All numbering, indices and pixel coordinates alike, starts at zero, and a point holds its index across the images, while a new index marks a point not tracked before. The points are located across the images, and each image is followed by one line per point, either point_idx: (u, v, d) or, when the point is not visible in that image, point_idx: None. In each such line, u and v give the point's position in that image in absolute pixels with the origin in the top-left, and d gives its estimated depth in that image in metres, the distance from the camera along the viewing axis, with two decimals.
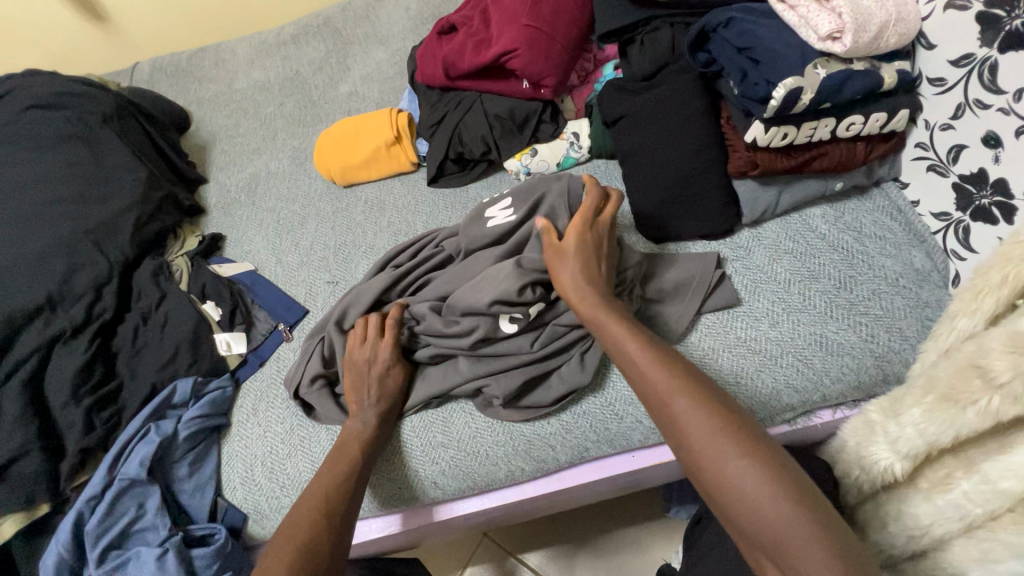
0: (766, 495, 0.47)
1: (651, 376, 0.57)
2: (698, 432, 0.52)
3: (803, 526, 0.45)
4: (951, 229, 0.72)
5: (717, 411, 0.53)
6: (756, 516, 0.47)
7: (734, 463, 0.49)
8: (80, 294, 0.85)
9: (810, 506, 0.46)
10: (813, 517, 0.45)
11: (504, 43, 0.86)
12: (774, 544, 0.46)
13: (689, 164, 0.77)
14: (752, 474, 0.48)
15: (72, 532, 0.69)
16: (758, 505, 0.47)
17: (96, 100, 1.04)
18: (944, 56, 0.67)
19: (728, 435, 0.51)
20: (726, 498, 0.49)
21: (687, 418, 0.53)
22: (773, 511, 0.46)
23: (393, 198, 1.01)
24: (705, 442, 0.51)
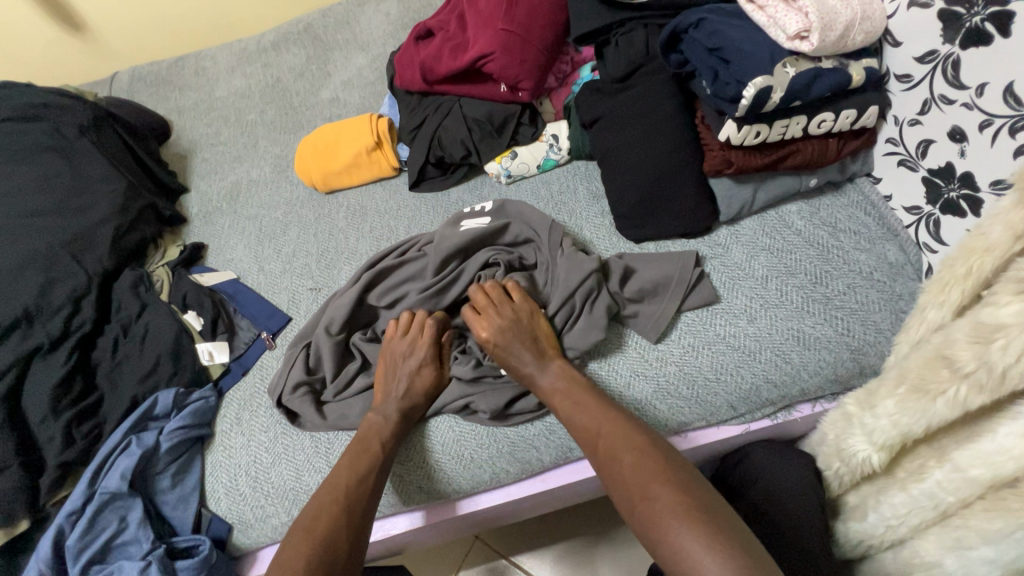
0: (673, 521, 0.53)
1: (581, 425, 0.66)
2: (622, 470, 0.60)
3: (704, 549, 0.50)
4: (922, 222, 0.73)
5: (635, 452, 0.60)
6: (665, 542, 0.52)
7: (642, 496, 0.56)
8: (58, 307, 0.85)
9: (711, 528, 0.51)
10: (715, 537, 0.50)
11: (480, 47, 0.86)
12: (682, 566, 0.51)
13: (664, 163, 0.78)
14: (662, 504, 0.54)
15: (52, 548, 0.69)
16: (668, 532, 0.53)
17: (72, 111, 1.03)
18: (909, 53, 0.68)
19: (643, 472, 0.58)
20: (643, 530, 0.55)
21: (611, 461, 0.61)
22: (676, 535, 0.52)
23: (374, 203, 1.01)
24: (626, 478, 0.59)
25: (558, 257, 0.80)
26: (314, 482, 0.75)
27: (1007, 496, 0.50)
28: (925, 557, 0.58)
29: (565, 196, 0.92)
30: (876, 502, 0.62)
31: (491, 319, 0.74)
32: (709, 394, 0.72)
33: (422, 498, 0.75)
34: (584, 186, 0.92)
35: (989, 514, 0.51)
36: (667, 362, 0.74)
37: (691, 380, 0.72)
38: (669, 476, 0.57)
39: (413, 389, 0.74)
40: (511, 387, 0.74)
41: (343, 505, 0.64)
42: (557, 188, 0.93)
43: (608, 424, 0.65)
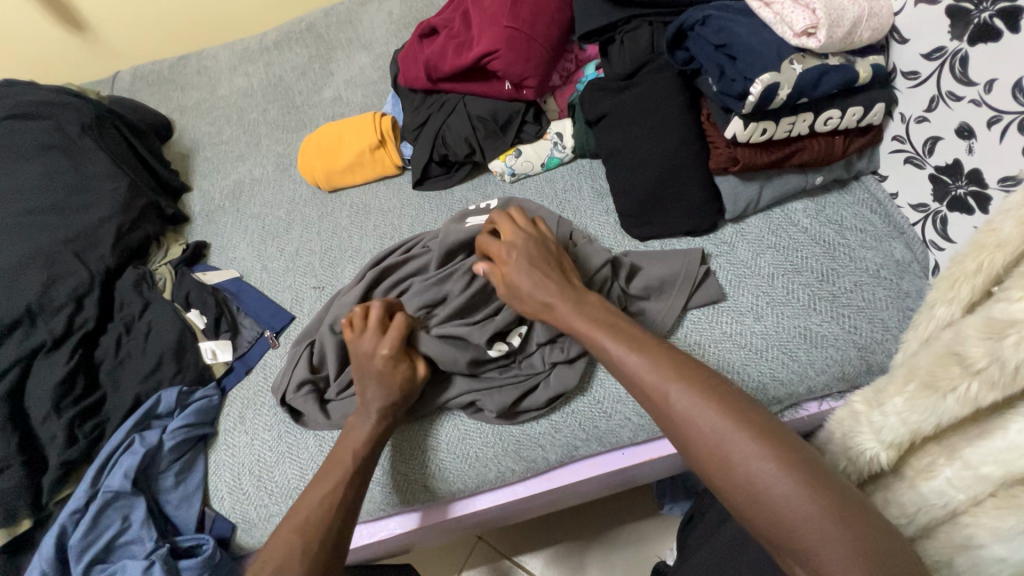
0: (779, 487, 0.45)
1: (641, 375, 0.55)
2: (703, 425, 0.49)
3: (822, 520, 0.43)
4: (929, 220, 0.73)
5: (720, 405, 0.50)
6: (769, 513, 0.45)
7: (746, 462, 0.46)
8: (61, 305, 0.84)
9: (827, 497, 0.44)
10: (831, 507, 0.43)
11: (485, 45, 0.86)
12: (790, 540, 0.44)
13: (670, 160, 0.78)
14: (766, 469, 0.46)
15: (55, 547, 0.68)
16: (772, 501, 0.45)
17: (75, 109, 1.03)
18: (916, 50, 0.68)
19: (735, 429, 0.48)
20: (744, 499, 0.46)
21: (686, 414, 0.51)
22: (795, 508, 0.44)
23: (377, 202, 1.00)
24: (710, 436, 0.49)
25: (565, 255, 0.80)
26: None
27: (1018, 493, 0.50)
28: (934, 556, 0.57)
29: (569, 195, 0.92)
30: (883, 500, 0.62)
31: (515, 232, 0.72)
32: None
33: (427, 497, 0.74)
34: (589, 184, 0.92)
35: (1000, 511, 0.51)
36: None
37: None
38: (767, 434, 0.48)
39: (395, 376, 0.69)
40: (518, 386, 0.73)
41: (309, 536, 0.59)
42: (561, 186, 0.93)
43: (676, 371, 0.53)
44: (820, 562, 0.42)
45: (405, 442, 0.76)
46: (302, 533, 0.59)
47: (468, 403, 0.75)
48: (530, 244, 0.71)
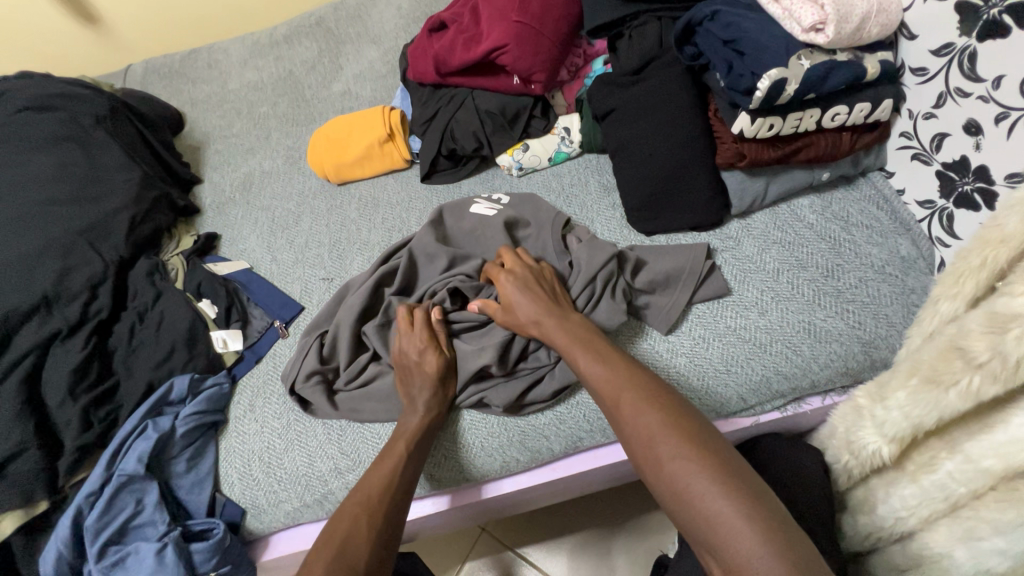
0: (699, 486, 0.50)
1: (602, 379, 0.63)
2: (642, 428, 0.56)
3: (734, 513, 0.47)
4: (935, 216, 0.73)
5: (659, 410, 0.57)
6: (690, 507, 0.50)
7: (669, 456, 0.53)
8: (76, 293, 0.86)
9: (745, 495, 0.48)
10: (741, 502, 0.48)
11: (493, 39, 0.87)
12: (702, 526, 0.49)
13: (677, 156, 0.78)
14: (688, 464, 0.51)
15: (71, 529, 0.70)
16: (688, 490, 0.50)
17: (89, 101, 1.04)
18: (925, 46, 0.68)
19: (669, 432, 0.54)
20: (665, 489, 0.52)
21: (631, 421, 0.58)
22: (704, 499, 0.49)
23: (386, 195, 1.01)
24: (648, 438, 0.55)
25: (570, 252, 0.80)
26: (327, 468, 0.76)
27: (1019, 486, 0.51)
28: (936, 549, 0.58)
29: (576, 189, 0.92)
30: (885, 494, 0.63)
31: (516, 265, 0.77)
32: (719, 385, 0.72)
33: (432, 485, 0.76)
34: (596, 179, 0.93)
35: (1002, 504, 0.52)
36: (678, 354, 0.74)
37: (701, 372, 0.73)
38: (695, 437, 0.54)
39: (436, 370, 0.73)
40: (525, 379, 0.74)
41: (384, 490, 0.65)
42: (568, 181, 0.94)
43: (629, 382, 0.61)
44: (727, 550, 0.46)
45: None
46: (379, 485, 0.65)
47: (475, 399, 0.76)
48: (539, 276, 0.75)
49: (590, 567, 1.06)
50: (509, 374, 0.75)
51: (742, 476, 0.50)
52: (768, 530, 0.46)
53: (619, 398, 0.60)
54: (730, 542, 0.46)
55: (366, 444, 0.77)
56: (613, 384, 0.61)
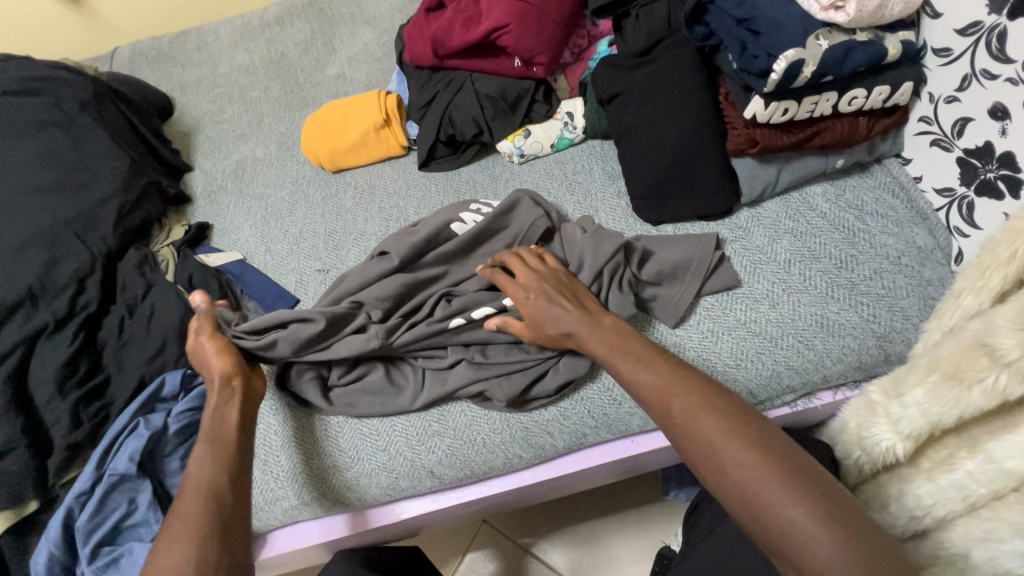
0: (773, 497, 0.46)
1: (646, 384, 0.57)
2: (704, 437, 0.51)
3: (813, 522, 0.44)
4: (954, 205, 0.70)
5: (716, 414, 0.52)
6: (763, 520, 0.46)
7: (735, 466, 0.48)
8: (63, 286, 0.83)
9: (821, 504, 0.45)
10: (821, 513, 0.45)
11: (494, 19, 0.83)
12: (780, 542, 0.45)
13: (686, 143, 0.75)
14: (756, 474, 0.47)
15: (62, 529, 0.69)
16: (761, 503, 0.46)
17: (72, 85, 1.00)
18: (949, 25, 0.65)
19: (738, 437, 0.50)
20: (734, 500, 0.48)
21: (688, 430, 0.52)
22: (778, 510, 0.45)
23: (383, 183, 0.98)
24: (709, 447, 0.50)
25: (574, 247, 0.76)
26: (331, 462, 0.75)
27: None
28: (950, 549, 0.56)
29: (579, 176, 0.89)
30: (898, 492, 0.61)
31: (528, 273, 0.70)
32: (728, 380, 0.70)
33: (431, 482, 0.74)
34: (600, 166, 0.90)
35: None
36: (686, 348, 0.72)
37: (710, 366, 0.70)
38: (758, 440, 0.49)
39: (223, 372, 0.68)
40: (527, 374, 0.72)
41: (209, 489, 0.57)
42: (571, 168, 0.90)
43: (680, 386, 0.55)
44: (813, 565, 0.43)
45: (409, 426, 0.75)
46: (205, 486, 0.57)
47: (478, 393, 0.73)
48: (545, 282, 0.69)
49: (591, 558, 1.06)
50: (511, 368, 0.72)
51: (814, 480, 0.47)
52: (851, 538, 0.44)
53: (670, 403, 0.54)
54: (808, 554, 0.44)
55: (364, 441, 0.75)
56: (660, 387, 0.56)
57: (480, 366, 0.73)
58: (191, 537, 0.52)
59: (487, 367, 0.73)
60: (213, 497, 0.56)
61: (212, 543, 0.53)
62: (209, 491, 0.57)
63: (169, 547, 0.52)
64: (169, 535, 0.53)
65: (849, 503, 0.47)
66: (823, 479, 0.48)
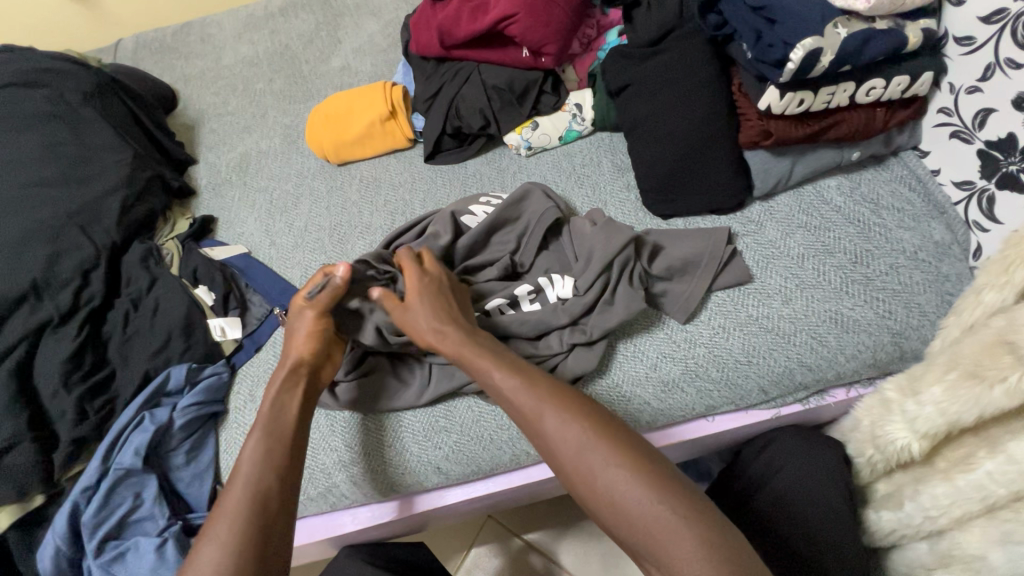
0: (633, 497, 0.49)
1: (511, 396, 0.58)
2: (568, 448, 0.53)
3: (673, 520, 0.47)
4: (974, 199, 0.69)
5: (581, 423, 0.53)
6: (628, 524, 0.49)
7: (602, 471, 0.51)
8: (67, 279, 0.82)
9: (674, 502, 0.48)
10: (679, 510, 0.48)
11: (502, 8, 0.81)
12: (645, 542, 0.48)
13: (698, 135, 0.74)
14: (618, 478, 0.50)
15: (68, 524, 0.69)
16: (622, 505, 0.49)
17: (75, 77, 0.99)
18: (973, 12, 0.63)
19: (594, 443, 0.52)
20: (601, 504, 0.50)
21: (554, 441, 0.54)
22: (636, 510, 0.48)
23: (388, 176, 0.97)
24: (573, 459, 0.52)
25: (583, 242, 0.75)
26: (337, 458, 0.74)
27: None
28: (966, 550, 0.55)
29: (588, 169, 0.88)
30: (913, 492, 0.60)
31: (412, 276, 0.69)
32: (739, 377, 0.69)
33: (437, 478, 0.73)
34: (609, 159, 0.88)
35: None
36: (697, 344, 0.70)
37: (721, 363, 0.69)
38: (617, 444, 0.52)
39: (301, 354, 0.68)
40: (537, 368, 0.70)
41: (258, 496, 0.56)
42: (580, 160, 0.89)
43: (548, 396, 0.56)
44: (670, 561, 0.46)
45: (415, 422, 0.74)
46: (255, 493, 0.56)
47: (486, 389, 0.72)
48: (433, 284, 0.68)
49: (596, 554, 1.05)
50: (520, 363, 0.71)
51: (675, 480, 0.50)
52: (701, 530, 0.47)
53: (537, 415, 0.55)
54: (670, 553, 0.46)
55: (371, 437, 0.74)
56: (523, 400, 0.57)
57: None
58: (236, 535, 0.52)
59: None
60: (261, 498, 0.56)
61: (254, 544, 0.52)
62: (256, 488, 0.56)
63: (212, 543, 0.52)
64: (208, 536, 0.53)
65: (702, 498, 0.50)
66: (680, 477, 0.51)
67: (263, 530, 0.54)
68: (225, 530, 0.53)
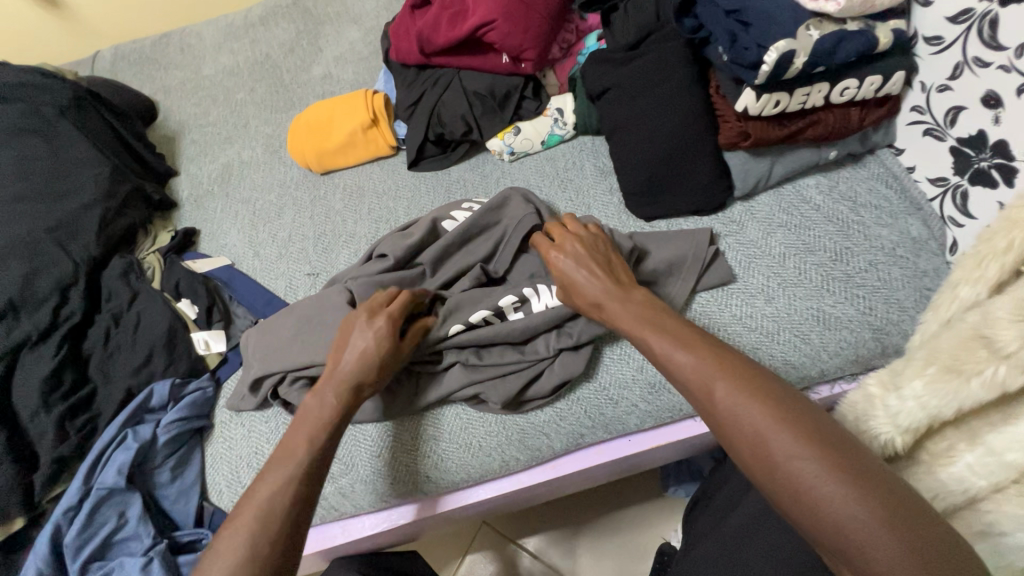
0: (825, 491, 0.43)
1: (682, 369, 0.54)
2: (743, 426, 0.48)
3: (873, 523, 0.41)
4: (948, 194, 0.70)
5: (763, 402, 0.48)
6: (813, 519, 0.43)
7: (785, 456, 0.45)
8: (44, 297, 0.81)
9: (878, 496, 0.42)
10: (884, 514, 0.41)
11: (481, 15, 0.82)
12: (839, 542, 0.42)
13: (678, 137, 0.74)
14: (809, 468, 0.44)
15: (50, 545, 0.67)
16: (815, 501, 0.43)
17: (51, 90, 0.98)
18: (940, 13, 0.65)
19: (778, 424, 0.47)
20: (787, 493, 0.45)
21: (731, 417, 0.49)
22: (832, 506, 0.42)
23: (372, 184, 0.96)
24: (751, 438, 0.47)
25: None
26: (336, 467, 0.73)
27: None
28: None
29: (570, 173, 0.88)
30: None
31: (564, 234, 0.71)
32: None
33: (425, 488, 0.72)
34: (591, 162, 0.89)
35: None
36: None
37: None
38: (807, 431, 0.46)
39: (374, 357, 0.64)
40: (520, 375, 0.71)
41: (271, 523, 0.53)
42: (562, 165, 0.89)
43: (721, 369, 0.52)
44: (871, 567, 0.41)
45: (402, 432, 0.73)
46: (269, 517, 0.54)
47: (471, 396, 0.72)
48: (594, 243, 0.70)
49: (591, 556, 1.05)
50: (505, 370, 0.71)
51: (874, 477, 0.43)
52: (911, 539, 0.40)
53: (710, 389, 0.51)
54: (868, 554, 0.41)
55: (358, 448, 0.73)
56: (698, 372, 0.53)
57: (473, 367, 0.72)
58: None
59: (480, 369, 0.71)
60: (273, 529, 0.53)
61: None
62: (266, 520, 0.53)
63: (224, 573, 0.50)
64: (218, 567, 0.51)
65: (914, 503, 0.42)
66: (884, 474, 0.44)
67: (270, 569, 0.52)
68: (225, 565, 0.51)
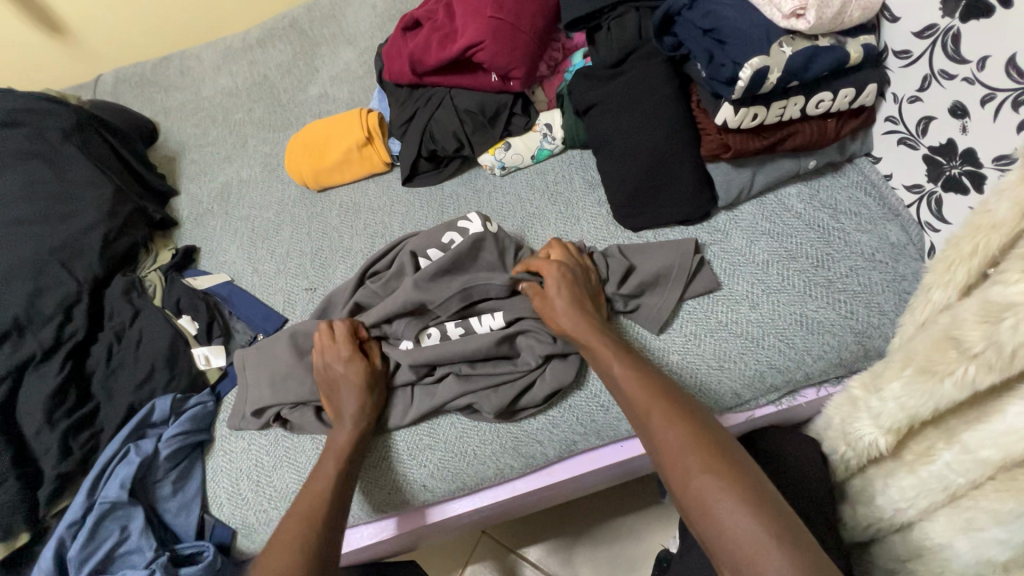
0: (726, 503, 0.47)
1: (630, 391, 0.60)
2: (668, 443, 0.54)
3: (763, 537, 0.44)
4: (924, 201, 0.72)
5: (686, 426, 0.54)
6: (715, 530, 0.47)
7: (697, 470, 0.50)
8: (49, 316, 0.83)
9: (772, 516, 0.46)
10: (775, 532, 0.44)
11: (469, 36, 0.84)
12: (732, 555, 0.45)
13: (661, 150, 0.77)
14: (714, 483, 0.49)
15: (54, 559, 0.68)
16: (717, 514, 0.47)
17: (55, 115, 1.00)
18: (907, 28, 0.67)
19: (695, 446, 0.52)
20: (692, 505, 0.50)
21: (655, 434, 0.55)
22: (729, 518, 0.46)
23: (368, 200, 0.99)
24: (672, 452, 0.53)
25: None
26: None
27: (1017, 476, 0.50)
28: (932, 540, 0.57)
29: (560, 186, 0.91)
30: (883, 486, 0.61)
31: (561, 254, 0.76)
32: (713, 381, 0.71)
33: (422, 497, 0.74)
34: (580, 175, 0.91)
35: (1000, 493, 0.51)
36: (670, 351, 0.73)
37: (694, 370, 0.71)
38: (720, 455, 0.51)
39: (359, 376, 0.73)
40: (513, 385, 0.72)
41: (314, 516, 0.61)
42: (552, 178, 0.92)
43: (660, 396, 0.58)
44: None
45: (400, 443, 0.75)
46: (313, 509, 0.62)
47: (467, 406, 0.74)
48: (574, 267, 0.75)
49: (591, 565, 1.06)
50: (498, 381, 0.73)
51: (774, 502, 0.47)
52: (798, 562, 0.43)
53: (648, 408, 0.57)
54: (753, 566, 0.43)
55: None
56: (641, 392, 0.59)
57: (468, 377, 0.74)
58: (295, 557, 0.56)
59: (474, 380, 0.74)
60: (313, 519, 0.61)
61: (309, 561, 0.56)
62: (309, 515, 0.61)
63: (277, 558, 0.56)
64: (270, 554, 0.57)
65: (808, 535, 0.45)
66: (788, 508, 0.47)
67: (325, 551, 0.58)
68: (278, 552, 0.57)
